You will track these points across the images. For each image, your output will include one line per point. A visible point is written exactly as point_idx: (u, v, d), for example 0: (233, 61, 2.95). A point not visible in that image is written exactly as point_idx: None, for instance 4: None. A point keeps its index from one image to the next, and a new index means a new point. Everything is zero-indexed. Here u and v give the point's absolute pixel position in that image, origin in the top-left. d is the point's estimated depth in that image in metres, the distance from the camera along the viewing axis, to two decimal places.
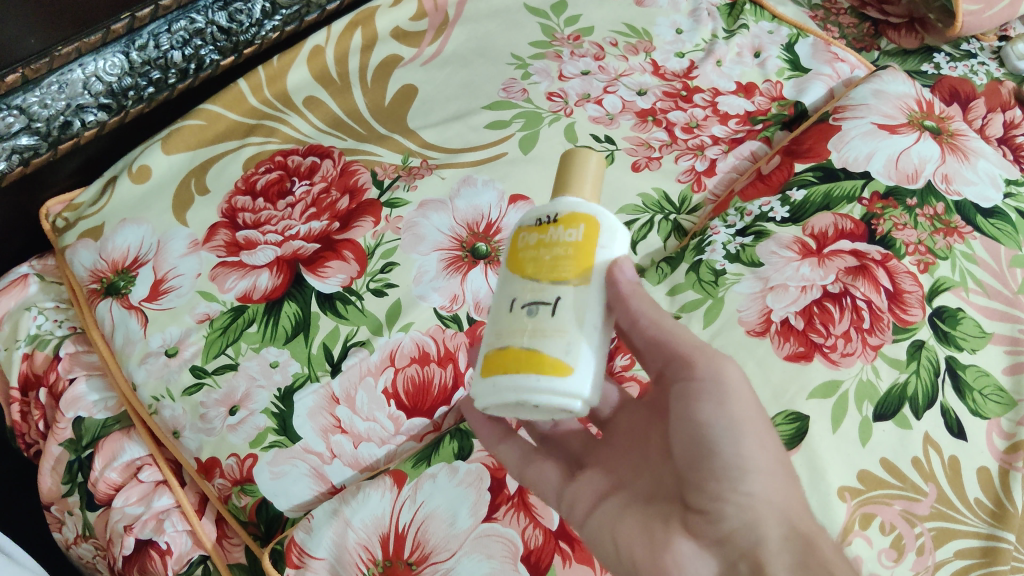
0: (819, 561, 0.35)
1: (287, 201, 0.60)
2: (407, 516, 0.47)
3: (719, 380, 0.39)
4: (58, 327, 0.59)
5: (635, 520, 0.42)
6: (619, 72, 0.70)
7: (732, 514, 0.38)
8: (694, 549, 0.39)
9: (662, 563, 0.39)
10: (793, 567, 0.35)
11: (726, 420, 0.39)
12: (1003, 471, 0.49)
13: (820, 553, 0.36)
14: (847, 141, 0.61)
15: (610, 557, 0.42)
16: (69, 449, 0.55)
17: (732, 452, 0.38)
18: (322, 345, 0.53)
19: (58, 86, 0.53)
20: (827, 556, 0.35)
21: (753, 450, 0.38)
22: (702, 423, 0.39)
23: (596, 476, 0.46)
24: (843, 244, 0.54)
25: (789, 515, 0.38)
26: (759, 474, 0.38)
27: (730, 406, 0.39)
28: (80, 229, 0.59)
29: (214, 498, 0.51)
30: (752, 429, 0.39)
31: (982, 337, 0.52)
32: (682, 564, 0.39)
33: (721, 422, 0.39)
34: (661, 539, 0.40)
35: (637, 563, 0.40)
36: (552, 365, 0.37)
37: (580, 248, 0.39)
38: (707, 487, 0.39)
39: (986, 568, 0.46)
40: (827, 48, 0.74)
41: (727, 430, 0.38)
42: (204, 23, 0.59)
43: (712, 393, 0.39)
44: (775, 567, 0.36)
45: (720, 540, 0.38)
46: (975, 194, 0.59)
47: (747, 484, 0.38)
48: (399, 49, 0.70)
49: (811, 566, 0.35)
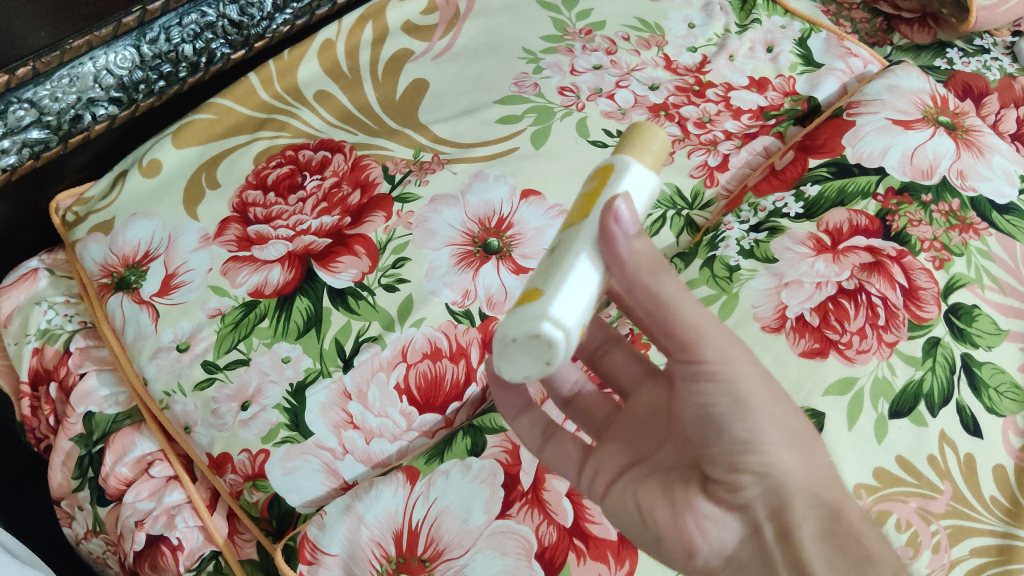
0: (847, 530, 0.37)
1: (298, 196, 0.59)
2: (420, 513, 0.47)
3: (723, 355, 0.38)
4: (68, 321, 0.58)
5: (656, 486, 0.42)
6: (631, 67, 0.70)
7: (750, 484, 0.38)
8: (714, 510, 0.40)
9: (685, 530, 0.40)
10: (821, 534, 0.37)
11: (731, 400, 0.38)
12: (1018, 469, 0.49)
13: (847, 519, 0.37)
14: (861, 136, 0.60)
15: (634, 525, 0.42)
16: (80, 444, 0.55)
17: (742, 428, 0.38)
18: (334, 341, 0.53)
19: (68, 79, 0.53)
20: (855, 524, 0.37)
21: (765, 424, 0.38)
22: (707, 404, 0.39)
23: (617, 448, 0.46)
24: (858, 240, 0.54)
25: (811, 483, 0.38)
26: (774, 446, 0.38)
27: (737, 384, 0.38)
28: (90, 224, 0.59)
29: (226, 494, 0.51)
30: (759, 404, 0.38)
31: (998, 334, 0.52)
32: (704, 525, 0.40)
33: (727, 401, 0.38)
34: (682, 503, 0.41)
35: (660, 533, 0.41)
36: (528, 296, 0.34)
37: (589, 195, 0.37)
38: (720, 460, 0.39)
39: (1001, 566, 0.46)
40: (839, 43, 0.74)
41: (733, 408, 0.38)
42: (215, 17, 0.59)
43: (722, 376, 0.38)
44: (802, 532, 0.37)
45: (739, 506, 0.39)
46: (991, 191, 0.58)
47: (760, 455, 0.38)
48: (409, 43, 0.70)
49: (841, 536, 0.37)
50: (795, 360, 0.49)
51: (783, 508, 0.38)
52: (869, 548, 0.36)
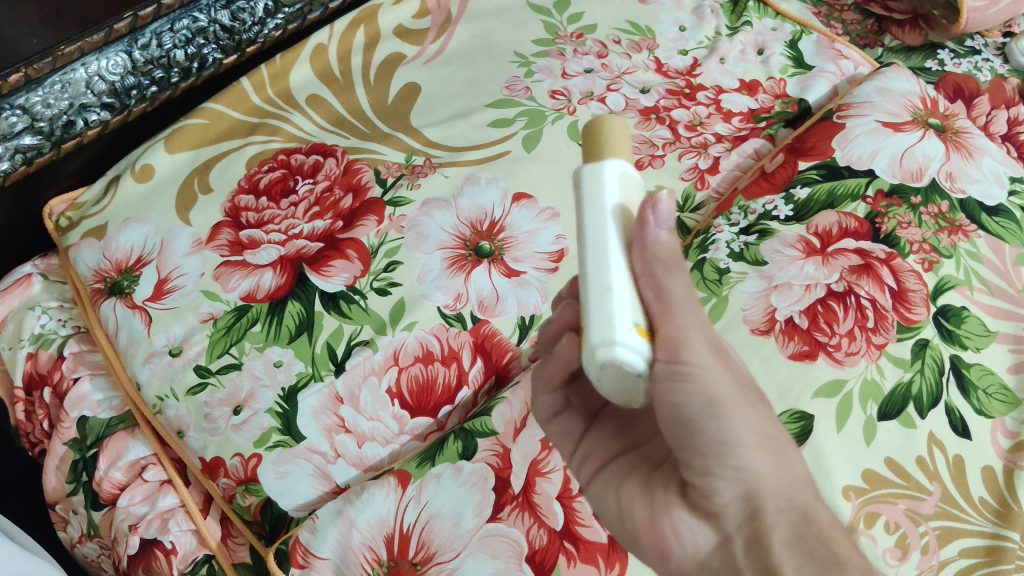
0: (819, 536, 0.33)
1: (291, 200, 0.60)
2: (412, 516, 0.47)
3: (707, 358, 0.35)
4: (62, 326, 0.59)
5: (638, 483, 0.39)
6: (622, 70, 0.70)
7: (724, 487, 0.34)
8: (690, 516, 0.36)
9: (662, 530, 0.37)
10: (792, 539, 0.33)
11: (704, 398, 0.34)
12: (1007, 470, 0.49)
13: (819, 524, 0.33)
14: (851, 139, 0.60)
15: (615, 520, 0.40)
16: (74, 449, 0.55)
17: (714, 428, 0.34)
18: (326, 345, 0.53)
19: (60, 85, 0.53)
20: (826, 528, 0.33)
21: (739, 425, 0.35)
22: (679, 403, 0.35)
23: (608, 436, 0.43)
24: (847, 243, 0.54)
25: (784, 487, 0.34)
26: (749, 448, 0.34)
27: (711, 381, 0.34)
28: (83, 229, 0.59)
29: (219, 498, 0.51)
30: (731, 405, 0.35)
31: (986, 335, 0.52)
32: (679, 529, 0.36)
33: (699, 401, 0.34)
34: (660, 503, 0.37)
35: (639, 532, 0.38)
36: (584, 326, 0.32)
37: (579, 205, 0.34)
38: (694, 462, 0.35)
39: (990, 567, 0.46)
40: (830, 45, 0.74)
41: (706, 407, 0.34)
42: (207, 22, 0.59)
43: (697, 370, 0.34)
44: (773, 538, 0.33)
45: (712, 513, 0.35)
46: (980, 193, 0.58)
47: (735, 457, 0.34)
48: (401, 47, 0.70)
49: (812, 543, 0.32)
50: (783, 363, 0.50)
51: (756, 514, 0.34)
52: (839, 553, 0.32)
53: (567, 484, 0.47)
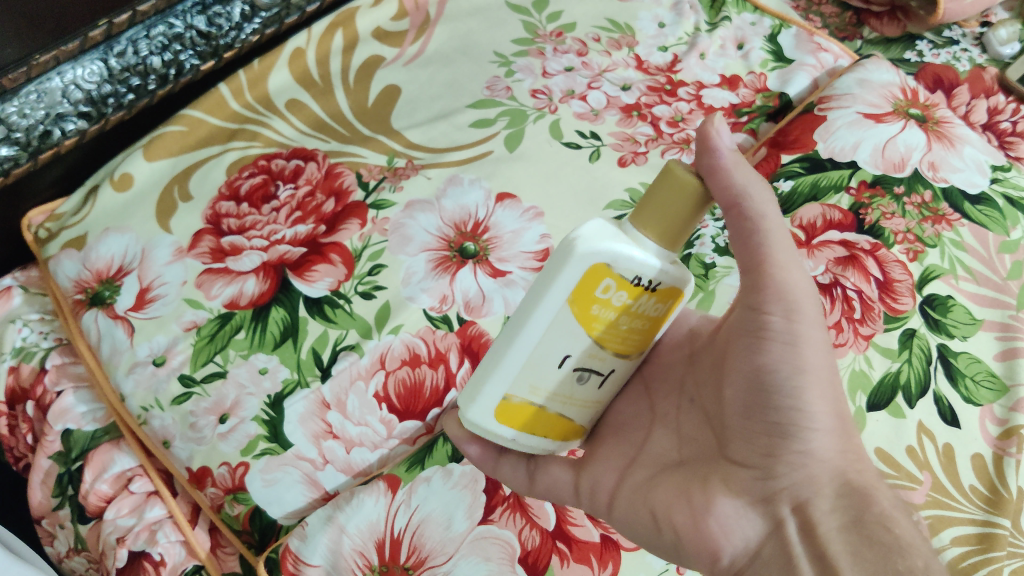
0: (877, 520, 0.35)
1: (272, 205, 0.59)
2: (402, 521, 0.47)
3: (792, 316, 0.38)
4: (44, 339, 0.58)
5: (671, 488, 0.42)
6: (602, 67, 0.70)
7: (785, 471, 0.38)
8: (737, 508, 0.39)
9: (709, 529, 0.39)
10: (845, 526, 0.35)
11: (790, 366, 0.38)
12: (997, 457, 0.49)
13: (876, 510, 0.35)
14: (833, 131, 0.60)
15: (650, 530, 0.42)
16: (58, 462, 0.54)
17: (791, 405, 0.37)
18: (311, 350, 0.53)
19: (36, 95, 0.52)
20: (885, 513, 0.35)
21: (817, 404, 0.37)
22: (765, 369, 0.38)
23: (607, 455, 0.47)
24: (831, 235, 0.55)
25: (841, 467, 0.37)
26: (819, 432, 0.37)
27: (801, 350, 0.38)
28: (62, 239, 0.58)
29: (207, 508, 0.51)
30: (816, 379, 0.38)
31: (972, 324, 0.52)
32: (728, 527, 0.39)
33: (785, 367, 0.38)
34: (702, 505, 0.40)
35: (682, 535, 0.40)
36: (569, 434, 0.43)
37: (655, 322, 0.40)
38: (761, 443, 0.38)
39: (982, 555, 0.46)
40: (810, 38, 0.74)
41: (790, 377, 0.38)
42: (183, 28, 0.58)
43: (784, 333, 0.38)
44: (827, 526, 0.36)
45: (769, 494, 0.38)
46: (962, 181, 0.58)
47: (803, 441, 0.37)
48: (380, 49, 0.69)
49: (868, 525, 0.34)
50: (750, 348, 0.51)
51: (809, 502, 0.37)
52: (897, 534, 0.34)
53: None
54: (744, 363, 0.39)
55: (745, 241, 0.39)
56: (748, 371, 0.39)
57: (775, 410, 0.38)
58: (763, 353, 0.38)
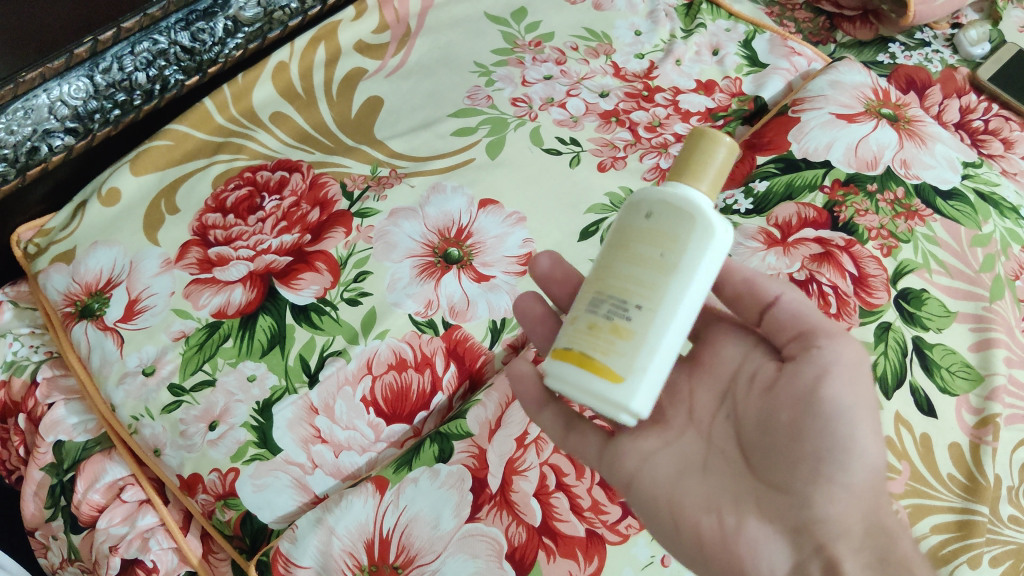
0: (899, 560, 0.38)
1: (258, 216, 0.60)
2: (391, 521, 0.48)
3: (848, 357, 0.41)
4: (34, 352, 0.59)
5: (699, 493, 0.43)
6: (581, 75, 0.71)
7: (823, 502, 0.40)
8: (767, 534, 0.41)
9: (738, 550, 0.41)
10: (871, 565, 0.38)
11: (849, 399, 0.40)
12: (974, 446, 0.50)
13: (898, 549, 0.39)
14: (806, 132, 0.62)
15: (667, 530, 0.43)
16: (51, 474, 0.55)
17: (846, 434, 0.40)
18: (298, 357, 0.53)
19: (23, 112, 0.53)
20: (907, 553, 0.39)
21: (866, 439, 0.40)
22: (824, 399, 0.40)
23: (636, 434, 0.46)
24: (807, 232, 0.56)
25: (873, 508, 0.40)
26: (861, 467, 0.40)
27: (858, 387, 0.41)
28: (52, 254, 0.59)
29: (199, 514, 0.52)
30: (867, 414, 0.40)
31: (946, 316, 0.53)
32: (756, 552, 0.40)
33: (846, 401, 0.40)
34: (734, 524, 0.41)
35: (705, 547, 0.41)
36: None
37: None
38: (803, 471, 0.40)
39: (961, 541, 0.47)
40: (783, 43, 0.76)
41: (849, 410, 0.40)
42: (167, 44, 0.59)
43: (844, 368, 0.41)
44: (850, 565, 0.38)
45: (801, 525, 0.40)
46: (934, 178, 0.60)
47: (846, 473, 0.40)
48: (363, 62, 0.71)
49: (891, 566, 0.38)
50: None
51: (839, 539, 0.39)
52: None
53: (543, 481, 0.48)
54: (799, 385, 0.41)
55: (789, 319, 0.44)
56: (804, 401, 0.41)
57: (835, 438, 0.40)
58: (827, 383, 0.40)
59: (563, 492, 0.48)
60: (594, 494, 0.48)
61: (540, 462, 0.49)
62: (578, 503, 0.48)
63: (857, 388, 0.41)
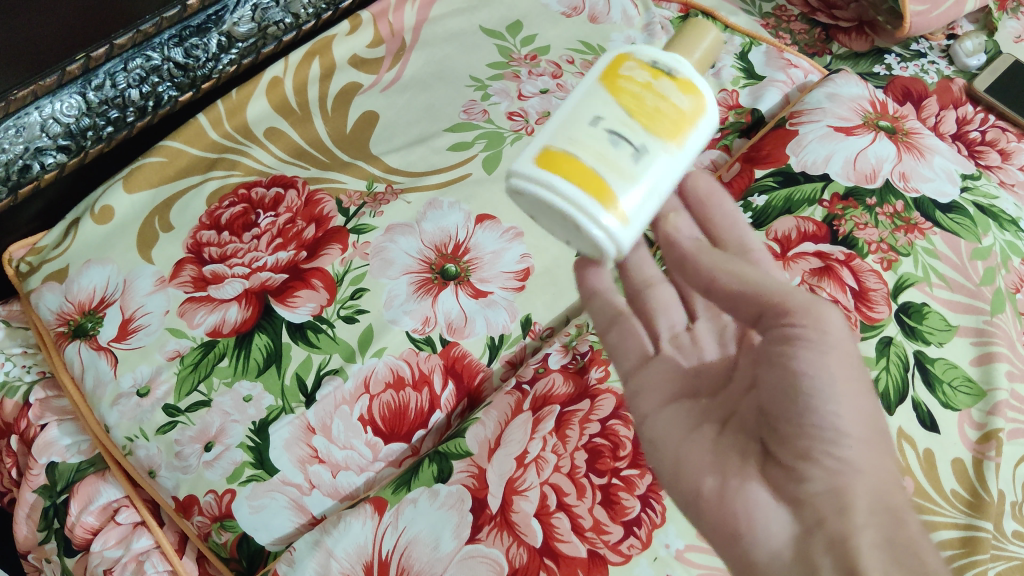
0: (905, 545, 0.34)
1: (253, 233, 0.59)
2: (390, 543, 0.47)
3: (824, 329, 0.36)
4: (26, 372, 0.58)
5: (708, 446, 0.41)
6: (577, 89, 0.71)
7: (817, 476, 0.37)
8: (767, 499, 0.38)
9: (731, 509, 0.39)
10: (877, 544, 0.34)
11: (825, 374, 0.36)
12: (977, 461, 0.49)
13: (905, 535, 0.35)
14: (805, 145, 0.62)
15: (669, 478, 0.42)
16: (44, 496, 0.54)
17: (830, 411, 0.36)
18: (295, 376, 0.53)
19: (15, 130, 0.52)
20: (915, 541, 0.35)
21: (850, 411, 0.37)
22: (797, 373, 0.37)
23: (664, 383, 0.45)
24: (806, 246, 0.56)
25: (880, 486, 0.36)
26: (853, 441, 0.37)
27: (831, 358, 0.36)
28: (44, 272, 0.58)
29: (195, 537, 0.51)
30: (848, 386, 0.36)
31: (948, 330, 0.53)
32: (753, 516, 0.38)
33: (821, 375, 0.36)
34: (732, 480, 0.39)
35: (703, 500, 0.40)
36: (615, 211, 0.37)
37: (681, 115, 0.39)
38: (794, 443, 0.37)
39: (966, 558, 0.46)
40: (779, 55, 0.76)
41: (827, 385, 0.36)
42: (160, 60, 0.59)
43: (816, 341, 0.36)
44: (859, 540, 0.35)
45: (796, 498, 0.37)
46: (934, 190, 0.59)
47: (838, 447, 0.36)
48: (357, 76, 0.70)
49: (899, 552, 0.34)
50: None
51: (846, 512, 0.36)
52: (926, 564, 0.34)
53: (544, 501, 0.46)
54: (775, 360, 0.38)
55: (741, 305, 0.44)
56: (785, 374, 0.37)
57: (817, 416, 0.36)
58: (795, 356, 0.37)
59: (564, 513, 0.46)
60: (596, 513, 0.46)
61: (541, 481, 0.47)
62: (579, 523, 0.45)
63: (835, 361, 0.36)
